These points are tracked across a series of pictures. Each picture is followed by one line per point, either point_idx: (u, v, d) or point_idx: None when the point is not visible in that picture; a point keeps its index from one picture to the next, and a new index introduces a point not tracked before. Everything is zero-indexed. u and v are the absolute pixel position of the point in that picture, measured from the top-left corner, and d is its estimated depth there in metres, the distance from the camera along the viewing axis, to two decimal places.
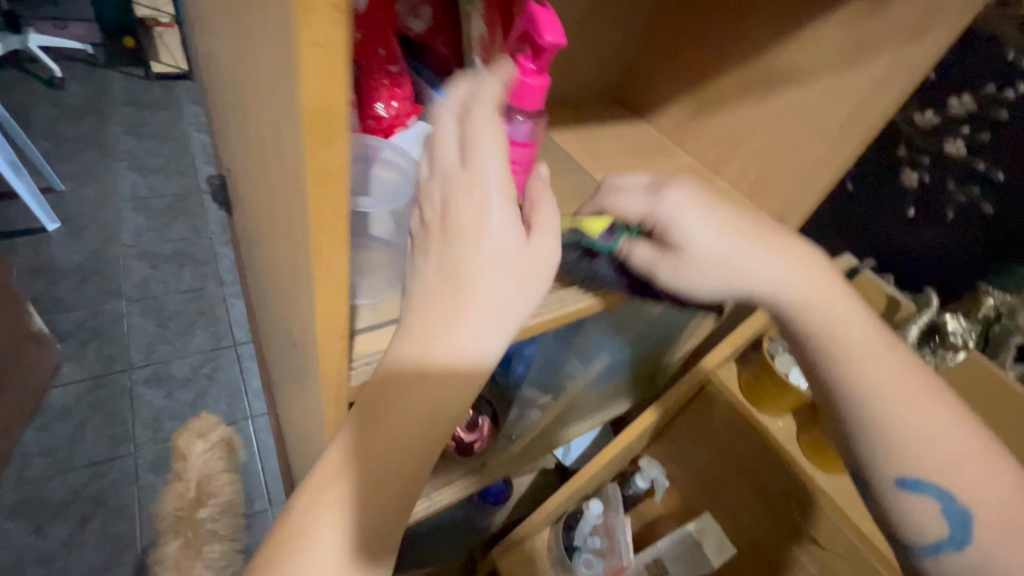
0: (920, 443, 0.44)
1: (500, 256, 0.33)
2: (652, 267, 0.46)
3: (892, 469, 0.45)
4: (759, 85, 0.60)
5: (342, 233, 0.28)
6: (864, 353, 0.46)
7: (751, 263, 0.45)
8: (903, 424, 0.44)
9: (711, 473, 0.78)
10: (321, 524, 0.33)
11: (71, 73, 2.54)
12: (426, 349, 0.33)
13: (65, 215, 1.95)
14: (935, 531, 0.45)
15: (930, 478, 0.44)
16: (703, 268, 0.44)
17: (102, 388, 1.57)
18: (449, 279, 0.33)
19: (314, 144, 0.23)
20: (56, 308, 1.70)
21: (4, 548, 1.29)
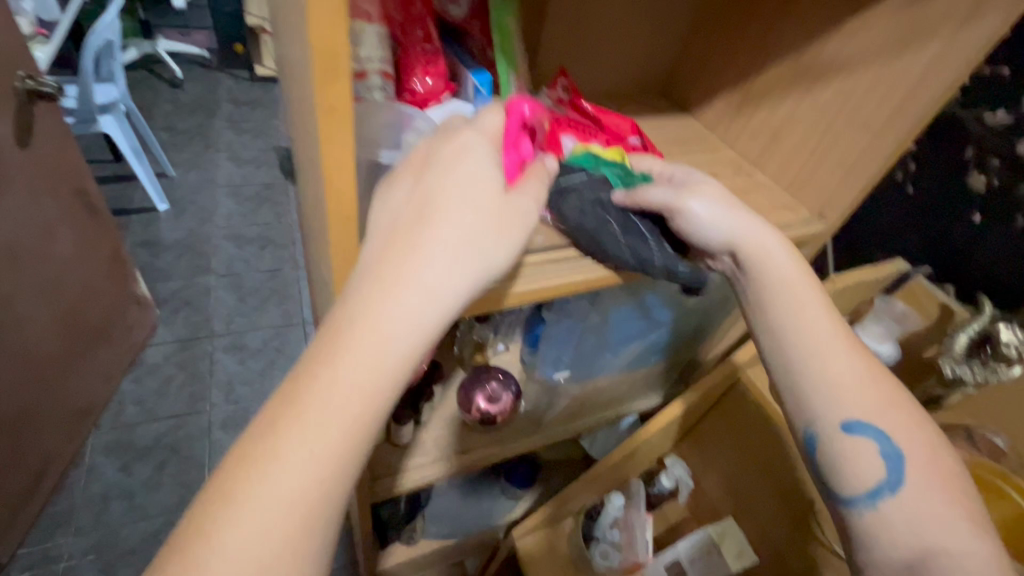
0: (856, 388, 0.45)
1: (472, 190, 0.36)
2: (671, 198, 0.46)
3: (833, 402, 0.45)
4: (803, 78, 0.59)
5: (349, 168, 0.32)
6: (827, 336, 0.46)
7: (733, 201, 0.48)
8: (840, 360, 0.46)
9: (746, 481, 0.75)
10: (239, 496, 0.31)
11: (188, 74, 2.88)
12: (381, 275, 0.34)
13: (171, 197, 2.20)
14: (872, 475, 0.45)
15: (868, 419, 0.45)
16: (711, 199, 0.47)
17: (187, 350, 1.75)
18: (422, 201, 0.36)
19: (322, 82, 0.28)
20: (157, 277, 1.92)
21: (97, 480, 1.46)
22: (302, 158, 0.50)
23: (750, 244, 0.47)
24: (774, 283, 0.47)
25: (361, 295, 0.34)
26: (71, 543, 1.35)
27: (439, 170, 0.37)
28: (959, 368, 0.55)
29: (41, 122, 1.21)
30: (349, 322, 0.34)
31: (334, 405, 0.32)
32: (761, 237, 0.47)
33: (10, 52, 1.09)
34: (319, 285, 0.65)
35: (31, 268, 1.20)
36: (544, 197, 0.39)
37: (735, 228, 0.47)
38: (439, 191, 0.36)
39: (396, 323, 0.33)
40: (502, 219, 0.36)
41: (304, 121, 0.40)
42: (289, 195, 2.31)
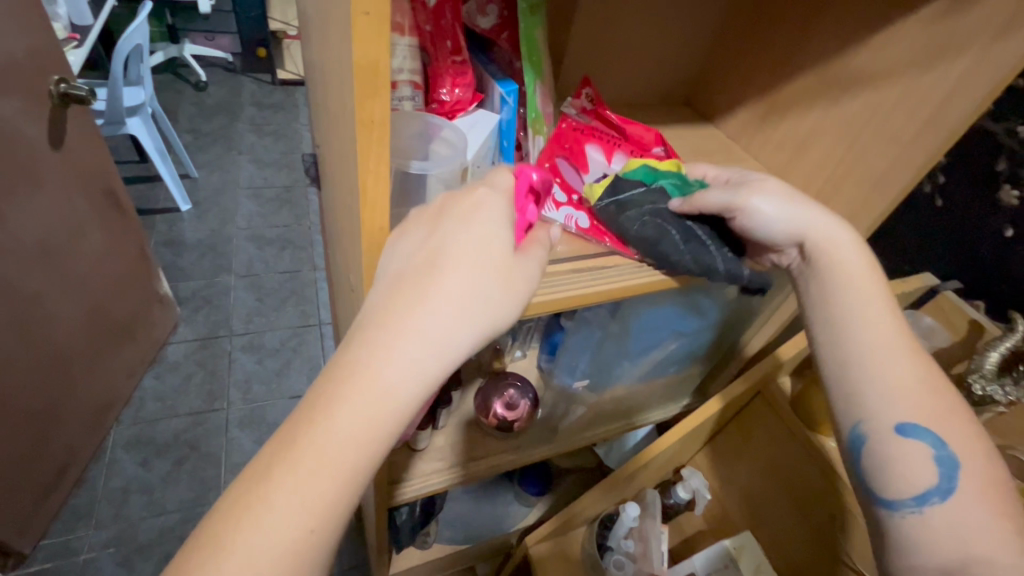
0: (914, 392, 0.46)
1: (481, 250, 0.36)
2: (731, 198, 0.47)
3: (891, 405, 0.46)
4: (830, 89, 0.58)
5: (384, 180, 0.33)
6: (885, 343, 0.46)
7: (800, 197, 0.49)
8: (902, 364, 0.46)
9: (768, 495, 0.74)
10: (229, 540, 0.31)
11: (213, 78, 2.95)
12: (387, 318, 0.35)
13: (195, 198, 2.25)
14: (923, 476, 0.44)
15: (922, 424, 0.45)
16: (776, 196, 0.48)
17: (207, 349, 1.78)
18: (432, 252, 0.36)
19: (361, 97, 0.29)
20: (179, 276, 1.96)
21: (118, 474, 1.49)
22: (330, 165, 0.51)
23: (817, 237, 0.48)
24: (840, 276, 0.48)
25: (366, 344, 0.34)
26: (91, 535, 1.38)
27: (455, 221, 0.37)
28: (991, 388, 0.54)
29: (73, 125, 1.25)
30: (353, 364, 0.34)
31: (341, 437, 0.33)
32: (829, 233, 0.48)
33: (46, 57, 1.12)
34: (342, 289, 0.67)
35: (60, 266, 1.23)
36: (546, 257, 0.40)
37: (800, 222, 0.48)
38: (450, 243, 0.36)
39: (398, 368, 0.34)
40: (507, 276, 0.37)
41: (336, 132, 0.41)
42: (308, 197, 2.34)
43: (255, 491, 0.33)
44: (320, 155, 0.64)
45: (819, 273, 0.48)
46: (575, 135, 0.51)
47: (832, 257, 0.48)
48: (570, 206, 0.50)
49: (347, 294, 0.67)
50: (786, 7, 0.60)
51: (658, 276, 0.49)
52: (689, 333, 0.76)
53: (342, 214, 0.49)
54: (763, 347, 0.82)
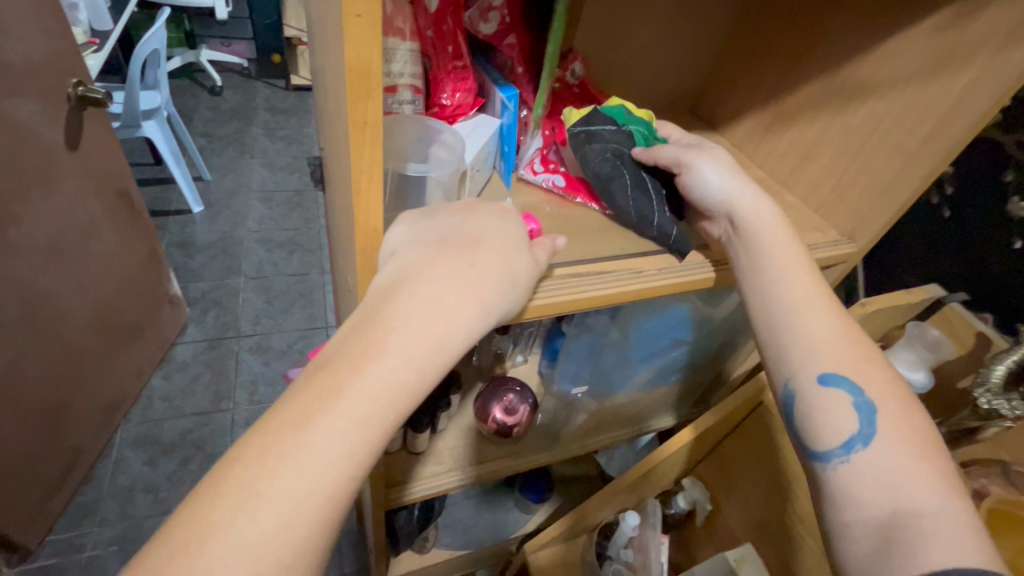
0: (832, 343, 0.46)
1: (513, 234, 0.41)
2: (678, 156, 0.50)
3: (812, 358, 0.46)
4: (836, 98, 0.58)
5: (378, 180, 0.33)
6: (807, 299, 0.46)
7: (741, 170, 0.51)
8: (824, 319, 0.46)
9: (771, 509, 0.72)
10: (258, 485, 0.29)
11: (228, 83, 2.99)
12: (399, 290, 0.35)
13: (207, 201, 2.28)
14: (845, 425, 0.43)
15: (842, 371, 0.45)
16: (719, 161, 0.50)
17: (215, 349, 1.80)
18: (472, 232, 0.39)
19: (354, 98, 0.29)
20: (190, 277, 1.99)
21: (124, 472, 1.50)
22: (332, 167, 0.52)
23: (749, 201, 0.49)
24: (770, 236, 0.48)
25: (417, 302, 0.35)
26: (96, 532, 1.39)
27: (475, 219, 0.40)
28: (995, 401, 0.52)
29: (90, 127, 1.27)
30: (389, 317, 0.34)
31: (338, 427, 0.31)
32: (758, 200, 0.49)
33: (64, 61, 1.15)
34: (344, 291, 0.67)
35: (73, 265, 1.25)
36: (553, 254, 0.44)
37: (737, 184, 0.49)
38: (484, 224, 0.40)
39: (434, 325, 0.35)
40: (520, 273, 0.39)
41: (336, 137, 0.42)
42: (318, 201, 2.36)
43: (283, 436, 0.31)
44: (325, 158, 0.65)
45: (744, 232, 0.48)
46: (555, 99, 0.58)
47: (760, 217, 0.48)
48: (548, 171, 0.55)
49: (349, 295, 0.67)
50: (791, 16, 0.60)
51: (660, 284, 0.49)
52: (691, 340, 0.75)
53: (342, 215, 0.50)
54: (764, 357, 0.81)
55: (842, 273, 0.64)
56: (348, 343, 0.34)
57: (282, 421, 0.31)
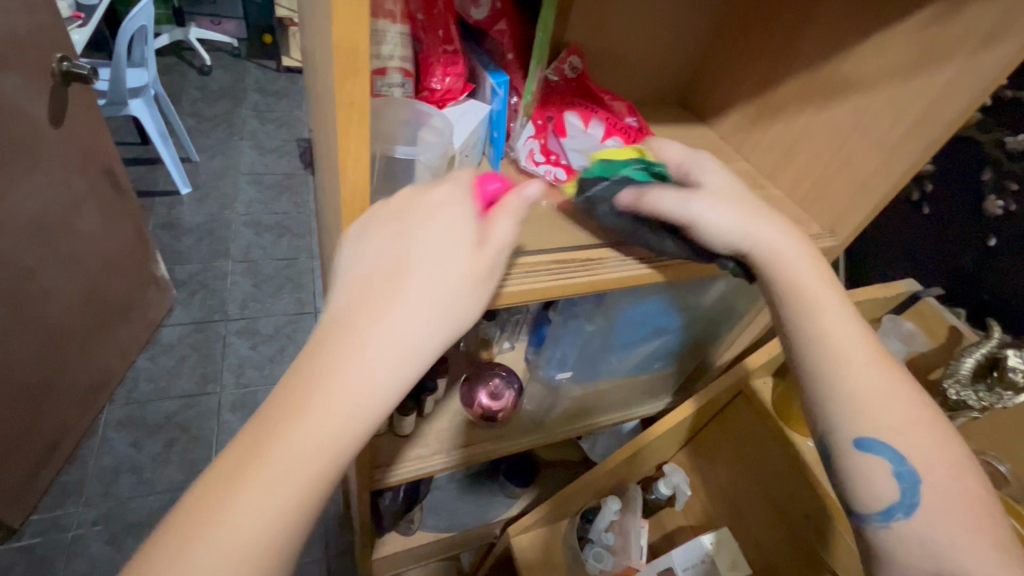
0: (876, 402, 0.45)
1: (459, 227, 0.37)
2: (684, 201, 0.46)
3: (852, 421, 0.45)
4: (822, 92, 0.59)
5: (365, 161, 0.33)
6: (845, 350, 0.45)
7: (754, 207, 0.48)
8: (868, 380, 0.45)
9: (750, 497, 0.74)
10: (192, 550, 0.30)
11: (218, 62, 2.94)
12: (339, 337, 0.34)
13: (194, 182, 2.25)
14: (885, 493, 0.44)
15: (884, 437, 0.44)
16: (726, 204, 0.47)
17: (202, 332, 1.79)
18: (417, 240, 0.37)
19: (342, 78, 0.29)
20: (176, 260, 1.97)
21: (108, 453, 1.50)
22: (323, 148, 0.52)
23: (763, 258, 0.47)
24: (793, 293, 0.46)
25: (355, 355, 0.34)
26: (80, 512, 1.39)
27: (409, 232, 0.37)
28: (964, 393, 0.55)
29: (73, 103, 1.25)
30: (310, 385, 0.33)
31: (238, 516, 0.31)
32: (779, 244, 0.46)
33: (46, 33, 1.12)
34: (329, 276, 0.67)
35: (57, 244, 1.24)
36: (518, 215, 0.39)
37: (748, 231, 0.46)
38: (429, 225, 0.37)
39: (355, 375, 0.34)
40: (461, 277, 0.36)
41: (325, 114, 0.41)
42: (308, 185, 2.34)
43: (205, 504, 0.31)
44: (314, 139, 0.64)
45: (768, 289, 0.47)
46: (561, 98, 0.59)
47: (784, 275, 0.46)
48: (549, 163, 0.55)
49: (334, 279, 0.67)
50: (779, 9, 0.60)
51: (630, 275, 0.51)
52: (679, 325, 0.76)
53: (329, 195, 0.49)
54: (739, 353, 0.85)
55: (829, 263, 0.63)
56: (268, 401, 0.34)
57: (204, 492, 0.32)
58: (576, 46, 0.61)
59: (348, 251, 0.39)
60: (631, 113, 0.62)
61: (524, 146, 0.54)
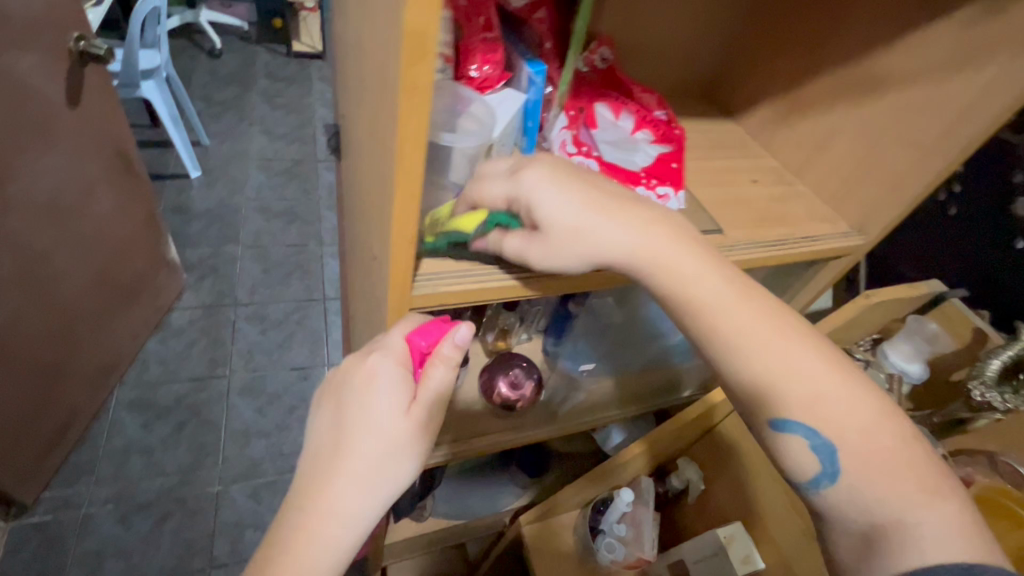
0: (781, 380, 0.40)
1: (397, 386, 0.42)
2: (522, 253, 0.43)
3: (762, 405, 0.41)
4: (857, 90, 0.58)
5: (421, 147, 0.34)
6: (742, 336, 0.41)
7: (595, 215, 0.42)
8: (764, 363, 0.41)
9: (767, 486, 0.73)
10: None
11: (228, 46, 2.92)
12: (311, 496, 0.40)
13: (205, 166, 2.25)
14: (807, 465, 0.40)
15: (795, 413, 0.40)
16: (563, 228, 0.42)
17: (211, 316, 1.80)
18: (362, 404, 0.42)
19: (410, 62, 0.29)
20: (187, 244, 1.97)
21: (119, 433, 1.51)
22: (361, 134, 0.52)
23: (621, 251, 0.42)
24: (660, 283, 0.43)
25: (324, 513, 0.40)
26: (91, 491, 1.41)
27: (352, 399, 0.42)
28: (990, 394, 0.56)
29: (90, 85, 1.24)
30: (293, 538, 0.40)
31: None
32: (635, 248, 0.42)
33: (63, 13, 1.11)
34: (355, 262, 0.67)
35: (70, 226, 1.24)
36: (450, 364, 0.43)
37: (596, 252, 0.42)
38: (371, 387, 0.42)
39: (330, 527, 0.40)
40: (397, 441, 0.41)
41: (376, 98, 0.42)
42: (318, 172, 2.34)
43: None
44: (345, 125, 0.64)
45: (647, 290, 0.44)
46: (591, 91, 0.59)
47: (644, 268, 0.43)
48: (581, 154, 0.53)
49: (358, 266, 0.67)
50: (817, 5, 0.60)
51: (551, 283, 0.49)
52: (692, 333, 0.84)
53: (368, 181, 0.50)
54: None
55: (835, 275, 0.65)
56: (261, 551, 0.41)
57: None
58: (607, 38, 0.61)
59: (395, 238, 0.39)
60: (661, 105, 0.61)
61: (557, 137, 0.54)
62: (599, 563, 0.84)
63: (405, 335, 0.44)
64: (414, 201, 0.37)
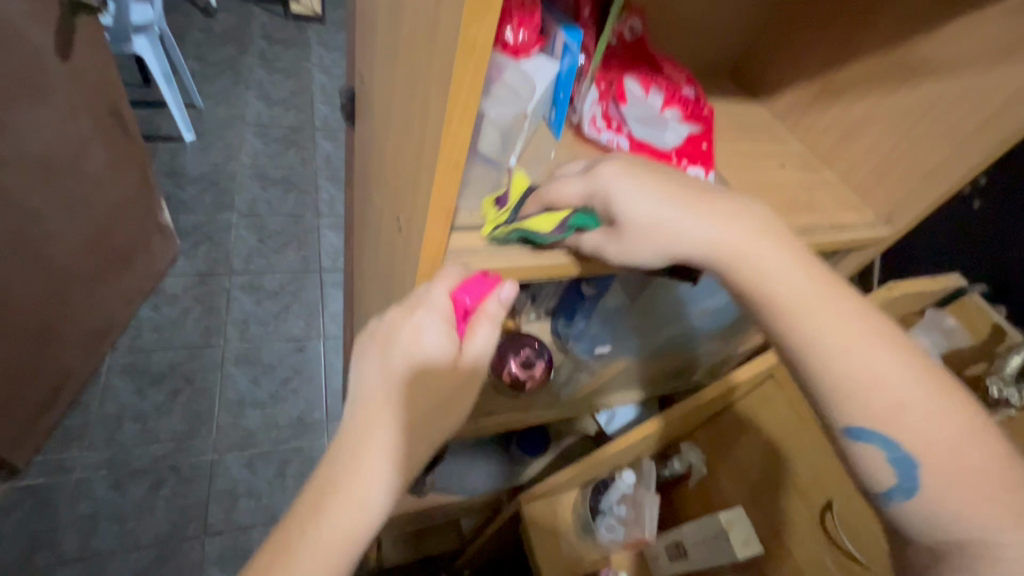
0: (869, 389, 0.40)
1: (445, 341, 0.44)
2: (601, 247, 0.43)
3: (837, 414, 0.41)
4: (896, 75, 0.57)
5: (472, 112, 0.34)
6: (833, 345, 0.40)
7: (679, 210, 0.41)
8: (850, 369, 0.41)
9: (772, 477, 0.74)
10: None
11: (223, 4, 2.80)
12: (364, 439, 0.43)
13: (199, 130, 2.18)
14: (883, 478, 0.41)
15: (876, 425, 0.40)
16: (650, 232, 0.41)
17: (205, 284, 1.76)
18: (410, 358, 0.44)
19: (469, 18, 0.30)
20: (180, 209, 1.92)
21: (111, 399, 1.49)
22: (390, 101, 0.50)
23: (702, 251, 0.42)
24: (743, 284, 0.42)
25: (377, 452, 0.43)
26: (84, 456, 1.40)
27: (400, 352, 0.44)
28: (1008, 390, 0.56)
29: (81, 38, 1.18)
30: (347, 477, 0.43)
31: None
32: (723, 242, 0.41)
33: None
34: (372, 234, 0.65)
35: (63, 186, 1.20)
36: (495, 318, 0.45)
37: (680, 252, 0.42)
38: (419, 341, 0.43)
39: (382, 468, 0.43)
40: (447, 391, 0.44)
41: (417, 63, 0.40)
42: (316, 141, 2.28)
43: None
44: (365, 91, 0.62)
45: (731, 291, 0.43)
46: (621, 64, 0.56)
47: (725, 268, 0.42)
48: (611, 130, 0.54)
49: (373, 239, 0.66)
50: None
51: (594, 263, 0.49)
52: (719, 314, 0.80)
53: (395, 153, 0.48)
54: (758, 344, 0.88)
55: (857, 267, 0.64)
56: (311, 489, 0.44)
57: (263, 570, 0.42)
58: (639, 10, 0.59)
59: (432, 211, 0.40)
60: (689, 83, 0.59)
61: (588, 110, 0.53)
62: (597, 543, 0.85)
63: (449, 291, 0.43)
64: (457, 169, 0.37)
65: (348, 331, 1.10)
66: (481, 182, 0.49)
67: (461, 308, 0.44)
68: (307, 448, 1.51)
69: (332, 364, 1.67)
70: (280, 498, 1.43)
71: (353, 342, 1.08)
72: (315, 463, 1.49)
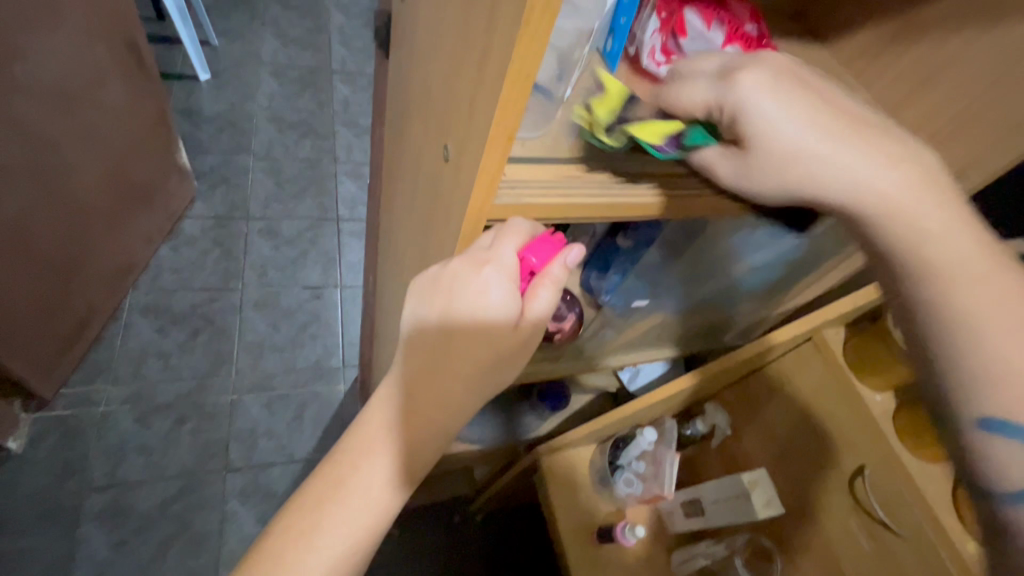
0: (1007, 358, 0.42)
1: (509, 299, 0.46)
2: (721, 170, 0.45)
3: (971, 403, 0.44)
4: (988, 14, 0.54)
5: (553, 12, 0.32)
6: (976, 305, 0.43)
7: (823, 136, 0.42)
8: (991, 344, 0.43)
9: (801, 442, 0.74)
10: (321, 525, 0.46)
11: None
12: (414, 377, 0.48)
13: (214, 68, 2.10)
14: (1015, 475, 0.44)
15: (1013, 418, 0.43)
16: (788, 159, 0.42)
17: (223, 228, 1.75)
18: (471, 312, 0.45)
19: None
20: (197, 150, 1.89)
21: (134, 337, 1.51)
22: (442, 25, 0.47)
23: (842, 189, 0.43)
24: (895, 230, 0.44)
25: (423, 390, 0.48)
26: (109, 390, 1.43)
27: (465, 302, 0.46)
28: None
29: None
30: (397, 413, 0.48)
31: (348, 508, 0.47)
32: (864, 181, 0.43)
33: None
34: (409, 174, 0.63)
35: (82, 118, 1.18)
36: (557, 281, 0.47)
37: (811, 183, 0.43)
38: (481, 297, 0.45)
39: (429, 407, 0.48)
40: (505, 346, 0.47)
41: None
42: (333, 84, 2.20)
43: (327, 495, 0.47)
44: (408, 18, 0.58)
45: (868, 232, 0.45)
46: None
47: (874, 211, 0.43)
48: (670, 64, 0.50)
49: (410, 181, 0.63)
50: None
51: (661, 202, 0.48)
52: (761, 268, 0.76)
53: (447, 81, 0.46)
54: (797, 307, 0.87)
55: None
56: (367, 420, 0.49)
57: (320, 489, 0.48)
58: None
59: (491, 132, 0.38)
60: (753, 19, 0.54)
61: (648, 40, 0.49)
62: (613, 495, 0.86)
63: (518, 250, 0.45)
64: (525, 88, 0.36)
65: (370, 279, 1.09)
66: (529, 113, 0.48)
67: (528, 268, 0.46)
68: (324, 392, 1.54)
69: (349, 312, 1.68)
70: (299, 439, 1.46)
71: (375, 290, 1.07)
72: (332, 407, 1.52)
